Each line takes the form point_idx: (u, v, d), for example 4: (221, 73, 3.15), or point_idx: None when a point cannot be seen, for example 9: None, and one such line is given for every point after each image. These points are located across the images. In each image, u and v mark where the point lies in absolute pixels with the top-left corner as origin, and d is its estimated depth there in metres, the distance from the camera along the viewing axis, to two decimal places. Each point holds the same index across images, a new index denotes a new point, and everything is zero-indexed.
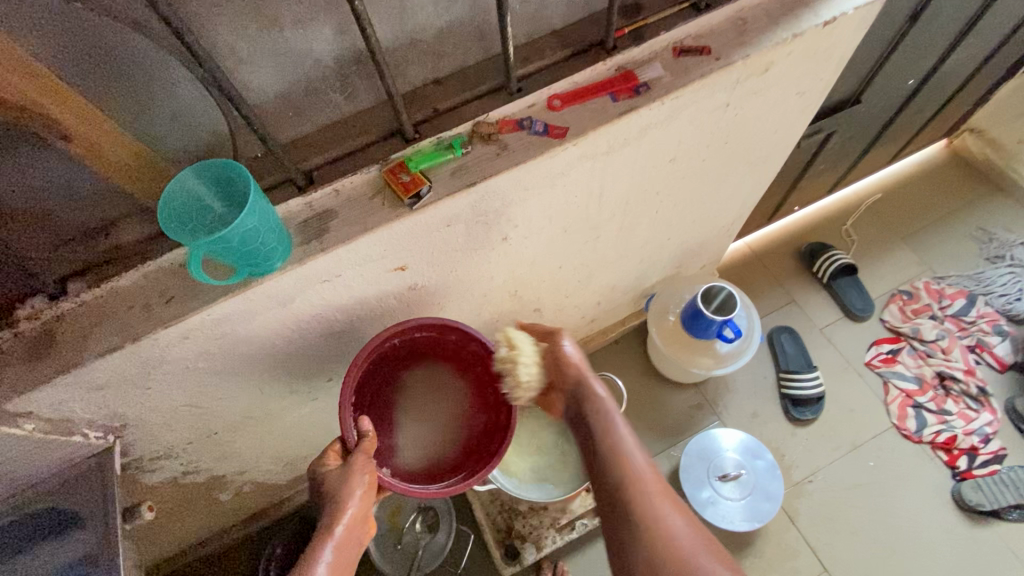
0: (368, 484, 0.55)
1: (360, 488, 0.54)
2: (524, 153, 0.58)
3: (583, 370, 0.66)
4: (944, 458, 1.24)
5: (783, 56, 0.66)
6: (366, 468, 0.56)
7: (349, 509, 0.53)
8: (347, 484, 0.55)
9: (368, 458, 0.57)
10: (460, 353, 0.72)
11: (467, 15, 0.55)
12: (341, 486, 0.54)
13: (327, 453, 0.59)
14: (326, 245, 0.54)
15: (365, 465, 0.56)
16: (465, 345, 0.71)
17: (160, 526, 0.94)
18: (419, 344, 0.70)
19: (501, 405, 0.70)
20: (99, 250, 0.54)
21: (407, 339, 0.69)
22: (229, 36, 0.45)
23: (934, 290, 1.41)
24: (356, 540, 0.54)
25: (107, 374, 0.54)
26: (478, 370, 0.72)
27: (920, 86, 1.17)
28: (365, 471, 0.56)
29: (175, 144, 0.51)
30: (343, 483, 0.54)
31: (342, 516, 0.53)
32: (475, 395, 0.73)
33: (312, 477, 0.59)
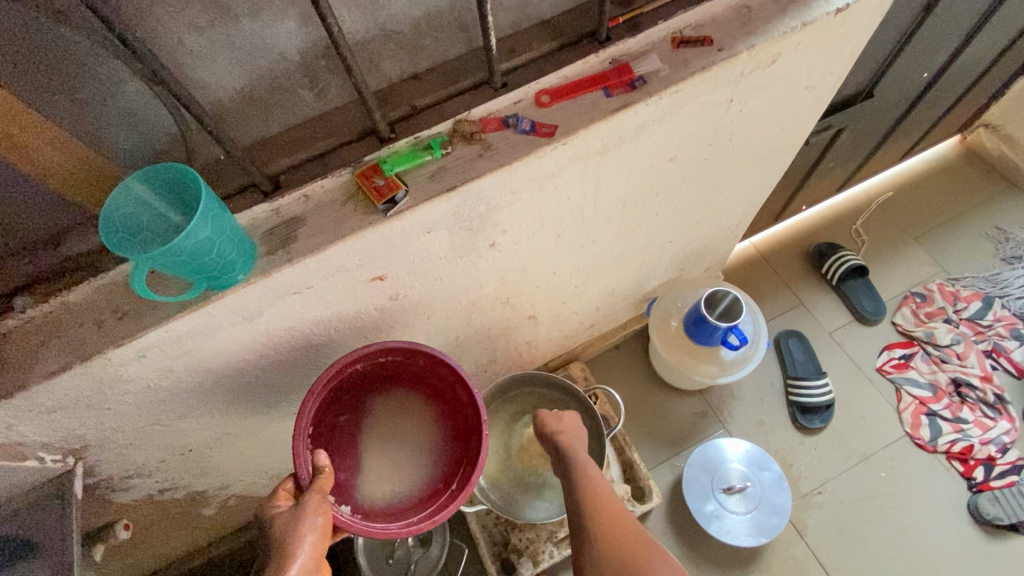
0: (321, 528, 0.50)
1: (311, 533, 0.49)
2: (510, 154, 0.54)
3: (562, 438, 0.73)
4: (960, 469, 1.18)
5: (792, 47, 0.61)
6: (319, 509, 0.52)
7: (299, 558, 0.48)
8: (299, 526, 0.50)
9: (320, 500, 0.52)
10: (428, 377, 0.68)
11: (445, 4, 0.51)
12: (292, 530, 0.50)
13: (276, 495, 0.54)
14: (292, 255, 0.50)
15: (319, 505, 0.52)
16: (434, 368, 0.67)
17: (140, 543, 0.91)
18: (384, 368, 0.66)
19: (472, 432, 0.66)
20: (46, 263, 0.49)
21: (371, 363, 0.64)
22: (175, 27, 0.41)
23: (948, 292, 1.35)
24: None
25: (57, 395, 0.50)
26: (448, 394, 0.68)
27: (935, 79, 1.11)
28: (317, 513, 0.51)
29: (126, 147, 0.47)
30: (296, 526, 0.50)
31: (290, 565, 0.47)
32: (445, 422, 0.68)
33: (258, 521, 0.53)
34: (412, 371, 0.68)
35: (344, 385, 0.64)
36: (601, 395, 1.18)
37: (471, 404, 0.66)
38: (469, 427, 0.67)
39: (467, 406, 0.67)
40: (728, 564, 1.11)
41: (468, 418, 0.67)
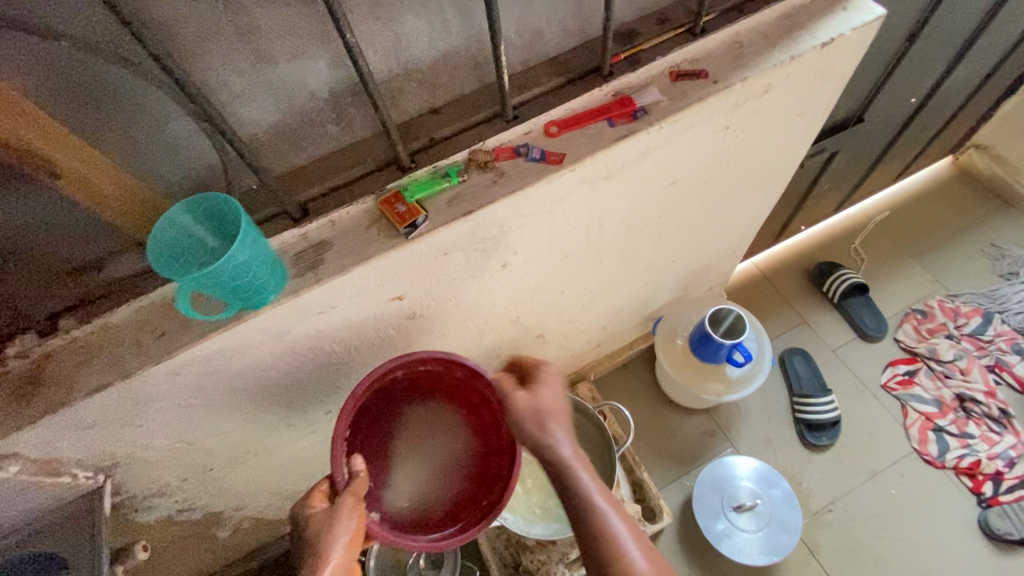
0: (354, 531, 0.51)
1: (344, 536, 0.51)
2: (522, 180, 0.58)
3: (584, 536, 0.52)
4: (969, 484, 1.19)
5: (782, 78, 0.65)
6: (354, 511, 0.53)
7: (333, 560, 0.49)
8: (334, 527, 0.51)
9: (356, 502, 0.53)
10: (464, 390, 0.70)
11: (461, 44, 0.55)
12: (326, 532, 0.51)
13: (312, 496, 0.56)
14: (321, 276, 0.54)
15: (354, 507, 0.53)
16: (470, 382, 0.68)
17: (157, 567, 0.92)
18: (422, 377, 0.68)
19: (505, 450, 0.66)
20: (90, 286, 0.52)
21: (410, 373, 0.67)
22: (222, 71, 0.45)
23: (948, 308, 1.38)
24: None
25: (95, 412, 0.53)
26: (484, 410, 0.69)
27: (923, 104, 1.16)
28: (351, 516, 0.52)
29: (170, 180, 0.50)
30: (330, 529, 0.51)
31: (326, 567, 0.49)
32: (480, 438, 0.69)
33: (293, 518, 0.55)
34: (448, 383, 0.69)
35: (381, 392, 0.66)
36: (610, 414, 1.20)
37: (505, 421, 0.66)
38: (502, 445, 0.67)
39: (499, 422, 0.67)
40: None
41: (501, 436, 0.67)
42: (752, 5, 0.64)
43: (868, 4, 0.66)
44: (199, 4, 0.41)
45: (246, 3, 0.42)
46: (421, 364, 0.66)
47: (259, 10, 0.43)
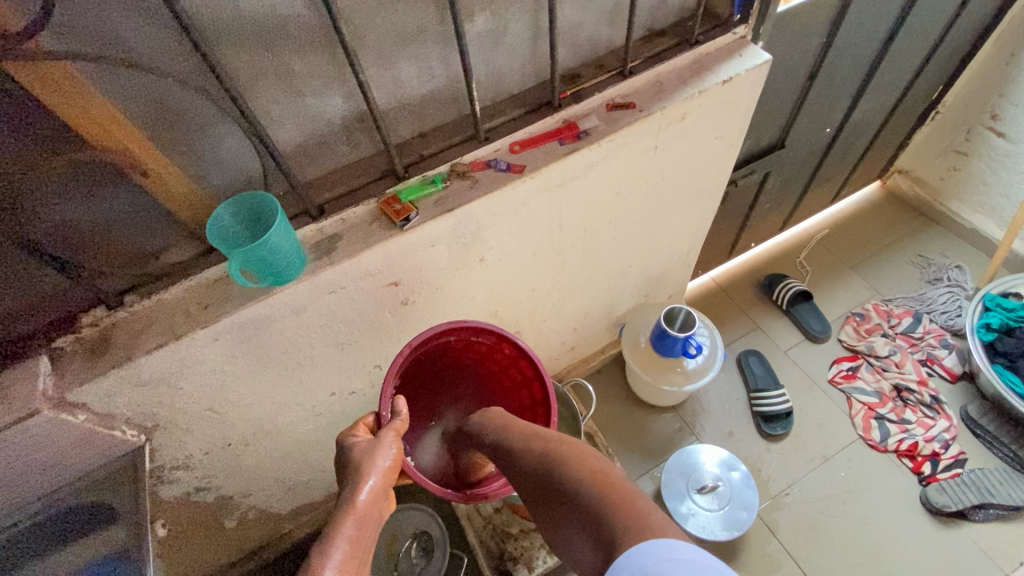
0: (391, 460, 0.63)
1: (384, 461, 0.62)
2: (492, 185, 0.74)
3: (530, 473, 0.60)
4: (910, 465, 1.31)
5: (695, 107, 0.83)
6: (393, 443, 0.64)
7: (370, 480, 0.60)
8: (376, 454, 0.63)
9: (396, 437, 0.65)
10: (510, 370, 0.87)
11: (443, 84, 0.73)
12: (369, 457, 0.62)
13: (357, 426, 0.68)
14: (334, 259, 0.68)
15: (393, 441, 0.65)
16: (517, 361, 0.84)
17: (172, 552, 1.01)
18: (474, 351, 0.86)
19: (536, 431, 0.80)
20: (152, 269, 0.67)
21: (462, 341, 0.83)
22: (266, 101, 0.61)
23: (883, 310, 1.55)
24: (374, 513, 0.59)
25: (149, 370, 0.65)
26: (525, 390, 0.85)
27: (838, 133, 1.37)
28: (391, 445, 0.64)
29: (219, 184, 0.65)
30: (373, 452, 0.63)
31: (364, 484, 0.59)
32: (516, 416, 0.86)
33: (339, 444, 0.67)
34: (500, 363, 0.87)
35: (442, 365, 0.88)
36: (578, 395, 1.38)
37: (543, 405, 0.80)
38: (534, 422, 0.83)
39: (536, 403, 0.82)
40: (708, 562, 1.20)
41: (536, 415, 0.82)
42: (669, 54, 0.83)
43: (758, 52, 0.86)
44: (256, 55, 0.57)
45: (288, 54, 0.59)
46: (475, 335, 0.82)
47: (296, 59, 0.60)
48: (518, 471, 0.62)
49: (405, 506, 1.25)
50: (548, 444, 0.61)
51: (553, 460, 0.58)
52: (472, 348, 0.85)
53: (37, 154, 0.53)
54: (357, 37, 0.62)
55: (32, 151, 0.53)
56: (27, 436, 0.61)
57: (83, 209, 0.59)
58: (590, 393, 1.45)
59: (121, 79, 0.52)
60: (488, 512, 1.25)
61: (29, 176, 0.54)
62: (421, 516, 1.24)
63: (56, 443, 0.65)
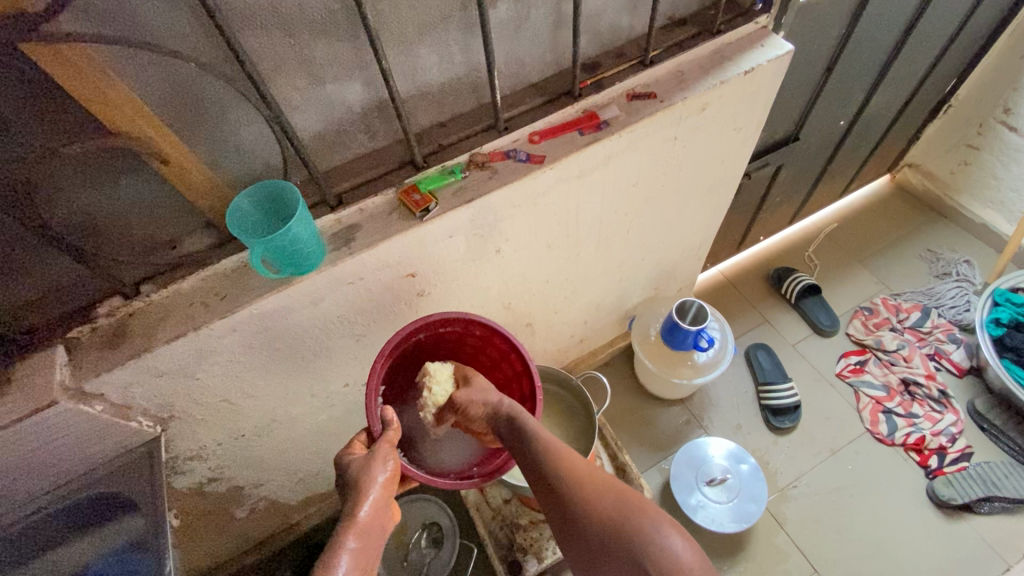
0: (390, 472, 0.62)
1: (381, 476, 0.61)
2: (512, 176, 0.73)
3: (579, 510, 0.56)
4: (916, 458, 1.32)
5: (716, 97, 0.82)
6: (388, 457, 0.64)
7: (372, 492, 0.60)
8: (370, 470, 0.62)
9: (390, 448, 0.65)
10: (486, 348, 0.82)
11: (464, 72, 0.71)
12: (366, 472, 0.62)
13: (352, 444, 0.67)
14: (353, 250, 0.67)
15: (388, 453, 0.64)
16: (490, 339, 0.79)
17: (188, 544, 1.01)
18: (446, 341, 0.81)
19: (526, 400, 0.78)
20: (167, 259, 0.65)
21: (432, 336, 0.78)
22: (286, 89, 0.60)
23: (891, 305, 1.55)
24: (379, 524, 0.59)
25: (167, 362, 0.65)
26: (505, 363, 0.81)
27: (852, 125, 1.36)
28: (388, 458, 0.63)
29: (236, 172, 0.64)
30: (369, 469, 0.62)
31: (365, 499, 0.59)
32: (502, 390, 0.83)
33: (337, 466, 0.66)
34: (472, 345, 0.82)
35: (414, 363, 0.81)
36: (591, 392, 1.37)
37: (526, 373, 0.77)
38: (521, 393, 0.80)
39: (519, 372, 0.79)
40: (715, 554, 1.21)
41: (522, 386, 0.79)
42: (690, 43, 0.82)
43: (780, 42, 0.85)
44: (277, 38, 0.56)
45: (309, 39, 0.57)
46: (443, 326, 0.76)
47: (317, 44, 0.58)
48: (573, 535, 0.56)
49: (414, 497, 1.25)
50: (615, 516, 0.54)
51: (619, 538, 0.52)
52: (442, 340, 0.80)
53: (53, 142, 0.52)
54: (379, 24, 0.60)
55: (48, 138, 0.51)
56: (46, 426, 0.61)
57: (99, 198, 0.58)
58: (603, 389, 1.45)
59: (138, 59, 0.51)
60: (497, 503, 1.25)
61: (45, 162, 0.53)
62: (430, 507, 1.24)
63: (73, 435, 0.64)
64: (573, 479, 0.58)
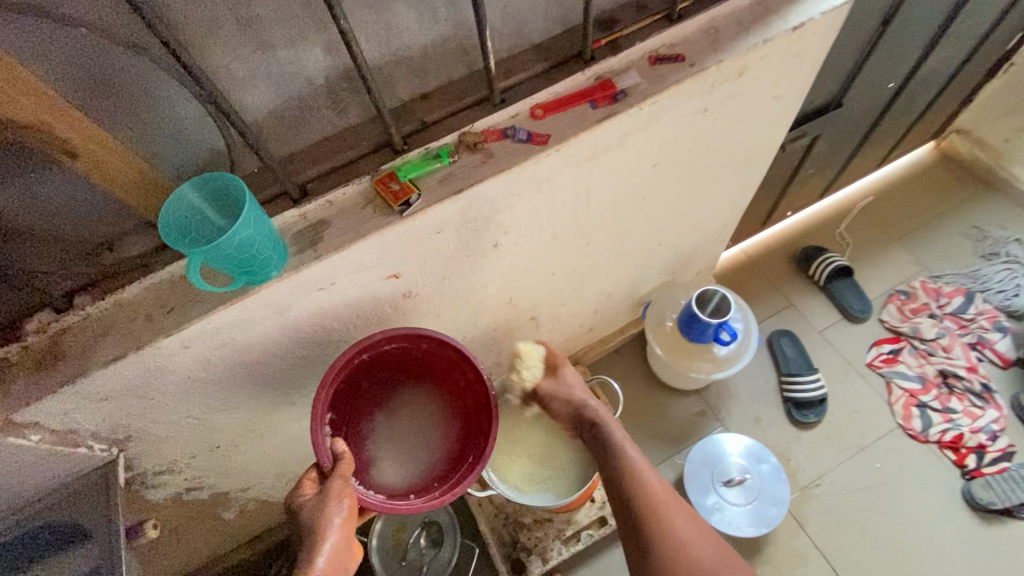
0: (347, 511, 0.55)
1: (338, 516, 0.54)
2: (509, 159, 0.61)
3: (660, 532, 0.68)
4: (952, 457, 1.22)
5: (757, 60, 0.69)
6: (343, 493, 0.56)
7: (329, 539, 0.53)
8: (325, 511, 0.55)
9: (344, 483, 0.57)
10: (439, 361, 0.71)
11: (450, 32, 0.59)
12: (319, 515, 0.55)
13: (303, 484, 0.58)
14: (320, 253, 0.57)
15: (343, 489, 0.57)
16: (441, 352, 0.70)
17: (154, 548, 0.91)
18: (396, 361, 0.69)
19: (482, 411, 0.70)
20: (104, 264, 0.56)
21: (379, 354, 0.67)
22: (225, 58, 0.48)
23: (931, 288, 1.42)
24: (340, 569, 0.53)
25: (109, 385, 0.56)
26: (461, 377, 0.72)
27: (902, 88, 1.20)
28: (343, 495, 0.56)
29: (179, 163, 0.54)
30: (322, 511, 0.55)
31: (321, 547, 0.52)
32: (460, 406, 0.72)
33: (288, 509, 0.58)
34: (417, 364, 0.71)
35: (355, 395, 0.68)
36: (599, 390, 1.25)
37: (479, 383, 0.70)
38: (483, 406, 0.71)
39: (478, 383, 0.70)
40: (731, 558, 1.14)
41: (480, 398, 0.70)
42: None
43: None
44: None
45: None
46: (389, 342, 0.67)
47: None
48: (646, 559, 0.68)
49: None
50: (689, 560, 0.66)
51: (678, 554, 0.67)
52: (391, 360, 0.69)
53: None
54: None
55: None
56: None
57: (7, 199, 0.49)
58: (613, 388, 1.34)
59: (22, 32, 0.40)
60: (500, 500, 1.18)
61: None
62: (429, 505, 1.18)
63: (9, 467, 0.57)
64: (653, 506, 0.70)
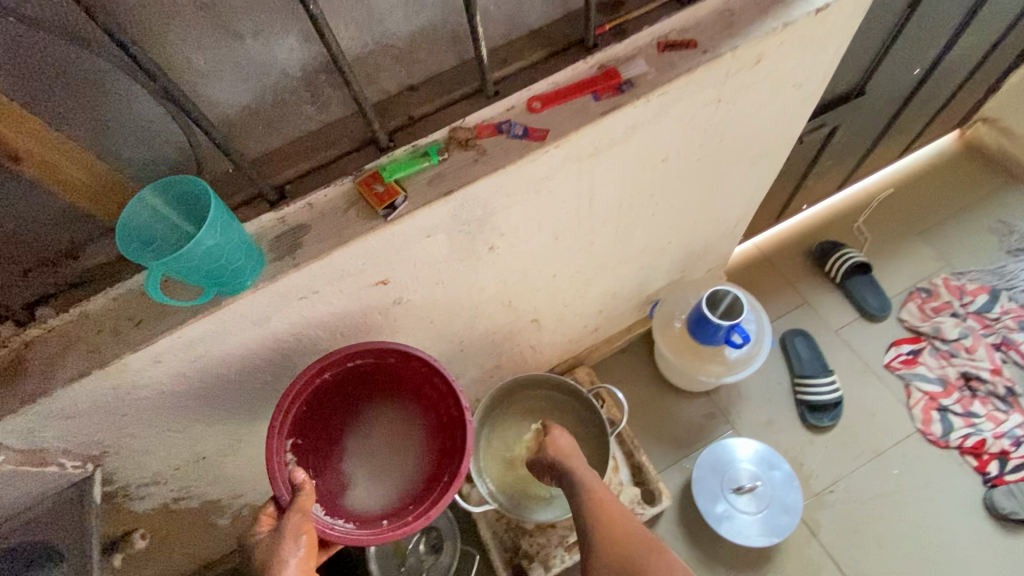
0: (304, 549, 0.52)
1: (292, 557, 0.51)
2: (504, 157, 0.56)
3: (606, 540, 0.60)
4: (974, 463, 1.17)
5: (775, 47, 0.63)
6: (300, 528, 0.53)
7: None
8: (280, 550, 0.51)
9: (303, 518, 0.53)
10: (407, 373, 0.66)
11: (439, 18, 0.54)
12: (273, 555, 0.51)
13: (259, 521, 0.55)
14: (299, 260, 0.52)
15: (301, 524, 0.53)
16: (407, 364, 0.65)
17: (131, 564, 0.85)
18: (360, 378, 0.65)
19: (456, 423, 0.65)
20: (67, 274, 0.52)
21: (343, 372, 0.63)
22: (185, 49, 0.44)
23: (954, 286, 1.35)
24: None
25: (76, 402, 0.52)
26: (432, 389, 0.67)
27: (928, 74, 1.13)
28: (301, 532, 0.52)
29: (144, 163, 0.51)
30: (277, 550, 0.51)
31: None
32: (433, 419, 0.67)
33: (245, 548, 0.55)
34: (384, 378, 0.66)
35: (322, 416, 0.64)
36: (605, 395, 1.19)
37: (451, 394, 0.65)
38: (453, 417, 0.65)
39: (447, 394, 0.65)
40: (740, 567, 1.10)
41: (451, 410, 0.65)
42: None
43: None
44: None
45: None
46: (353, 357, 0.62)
47: None
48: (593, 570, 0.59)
49: None
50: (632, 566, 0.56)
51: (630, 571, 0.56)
52: (356, 377, 0.65)
53: None
54: None
55: None
56: None
57: None
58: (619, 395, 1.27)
59: None
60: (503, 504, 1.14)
61: None
62: None
63: None
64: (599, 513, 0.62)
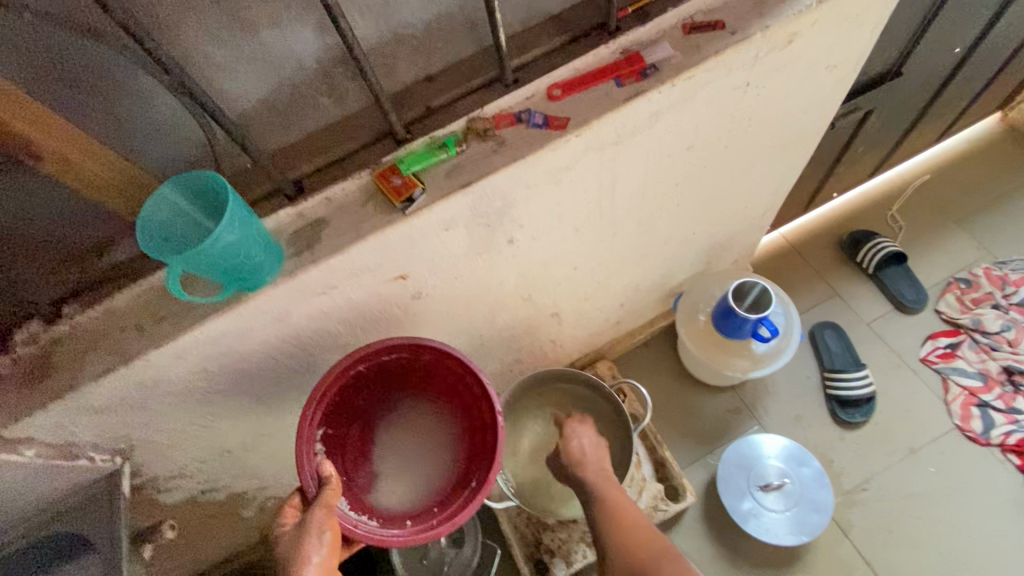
0: (326, 547, 0.51)
1: (315, 554, 0.50)
2: (523, 147, 0.55)
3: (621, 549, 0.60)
4: (1016, 462, 1.12)
5: (809, 25, 0.60)
6: (323, 524, 0.52)
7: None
8: (303, 544, 0.51)
9: (327, 513, 0.53)
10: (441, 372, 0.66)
11: (456, 4, 0.52)
12: (296, 548, 0.51)
13: (283, 513, 0.55)
14: (317, 256, 0.52)
15: (324, 520, 0.53)
16: (441, 364, 0.65)
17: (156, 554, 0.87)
18: (394, 373, 0.66)
19: (487, 428, 0.64)
20: (93, 270, 0.53)
21: (376, 367, 0.63)
22: (199, 41, 0.44)
23: (996, 276, 1.29)
24: None
25: (102, 397, 0.53)
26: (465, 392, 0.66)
27: (969, 53, 1.07)
28: (323, 528, 0.52)
29: (163, 159, 0.51)
30: (300, 546, 0.51)
31: None
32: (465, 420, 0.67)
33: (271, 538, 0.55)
34: (416, 375, 0.66)
35: (354, 409, 0.64)
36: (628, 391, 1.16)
37: (484, 398, 0.64)
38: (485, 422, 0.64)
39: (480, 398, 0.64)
40: (767, 566, 1.07)
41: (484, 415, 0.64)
42: None
43: None
44: None
45: None
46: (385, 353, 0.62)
47: None
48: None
49: None
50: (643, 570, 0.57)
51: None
52: (390, 372, 0.65)
53: None
54: None
55: None
56: None
57: None
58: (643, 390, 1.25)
59: None
60: None
61: None
62: None
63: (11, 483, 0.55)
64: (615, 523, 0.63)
